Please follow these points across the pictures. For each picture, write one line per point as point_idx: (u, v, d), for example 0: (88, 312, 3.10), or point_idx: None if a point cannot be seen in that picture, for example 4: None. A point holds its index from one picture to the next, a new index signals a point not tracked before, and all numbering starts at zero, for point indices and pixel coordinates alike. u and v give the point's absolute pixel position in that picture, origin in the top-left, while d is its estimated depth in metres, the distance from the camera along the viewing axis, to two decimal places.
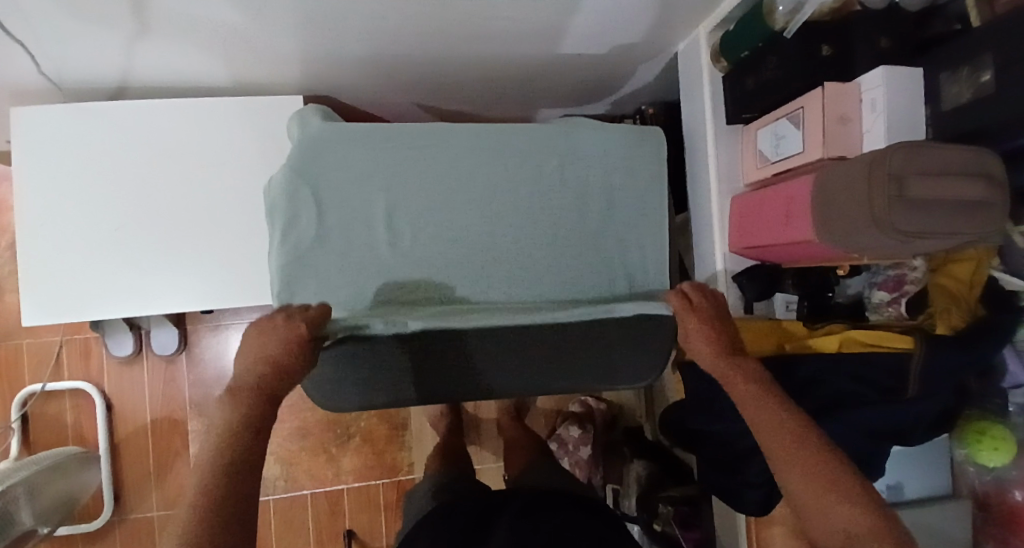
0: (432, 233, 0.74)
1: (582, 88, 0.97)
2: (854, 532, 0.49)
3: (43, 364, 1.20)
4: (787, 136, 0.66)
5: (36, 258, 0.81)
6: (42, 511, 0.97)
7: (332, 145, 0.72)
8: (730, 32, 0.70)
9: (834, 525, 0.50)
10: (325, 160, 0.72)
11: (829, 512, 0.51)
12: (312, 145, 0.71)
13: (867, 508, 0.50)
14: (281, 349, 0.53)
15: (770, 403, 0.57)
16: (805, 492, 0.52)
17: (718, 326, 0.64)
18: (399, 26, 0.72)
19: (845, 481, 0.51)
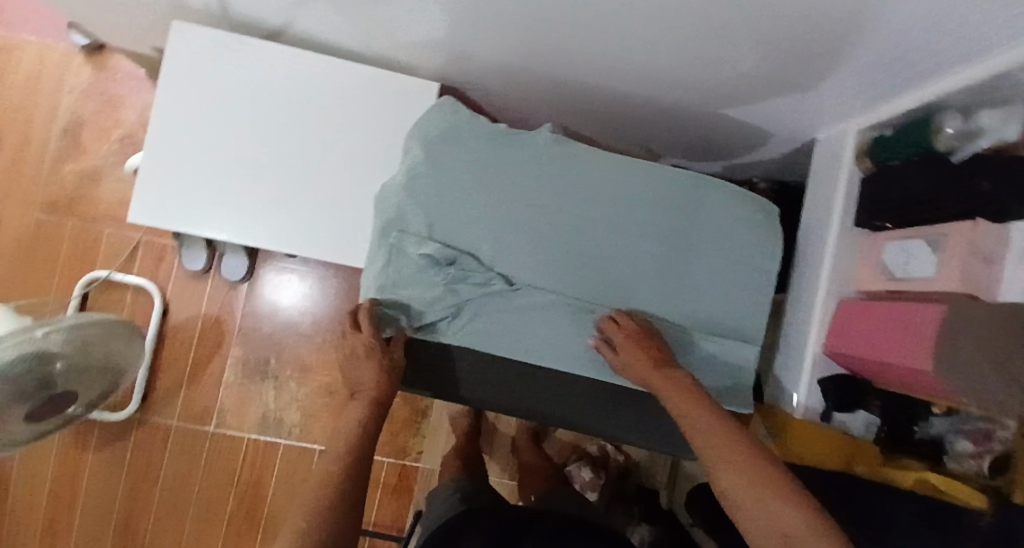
0: (540, 252, 0.73)
1: (703, 143, 0.96)
2: (789, 527, 0.48)
3: (116, 256, 1.26)
4: (917, 257, 0.63)
5: (159, 163, 0.84)
6: (80, 385, 1.01)
7: (453, 146, 0.74)
8: (886, 137, 0.69)
9: (769, 520, 0.49)
10: (443, 162, 0.73)
11: (767, 506, 0.49)
12: (434, 147, 0.74)
13: (788, 491, 0.49)
14: (376, 375, 0.67)
15: (701, 412, 0.59)
16: (744, 498, 0.51)
17: (646, 342, 0.67)
18: (555, 41, 0.73)
19: (780, 477, 0.51)
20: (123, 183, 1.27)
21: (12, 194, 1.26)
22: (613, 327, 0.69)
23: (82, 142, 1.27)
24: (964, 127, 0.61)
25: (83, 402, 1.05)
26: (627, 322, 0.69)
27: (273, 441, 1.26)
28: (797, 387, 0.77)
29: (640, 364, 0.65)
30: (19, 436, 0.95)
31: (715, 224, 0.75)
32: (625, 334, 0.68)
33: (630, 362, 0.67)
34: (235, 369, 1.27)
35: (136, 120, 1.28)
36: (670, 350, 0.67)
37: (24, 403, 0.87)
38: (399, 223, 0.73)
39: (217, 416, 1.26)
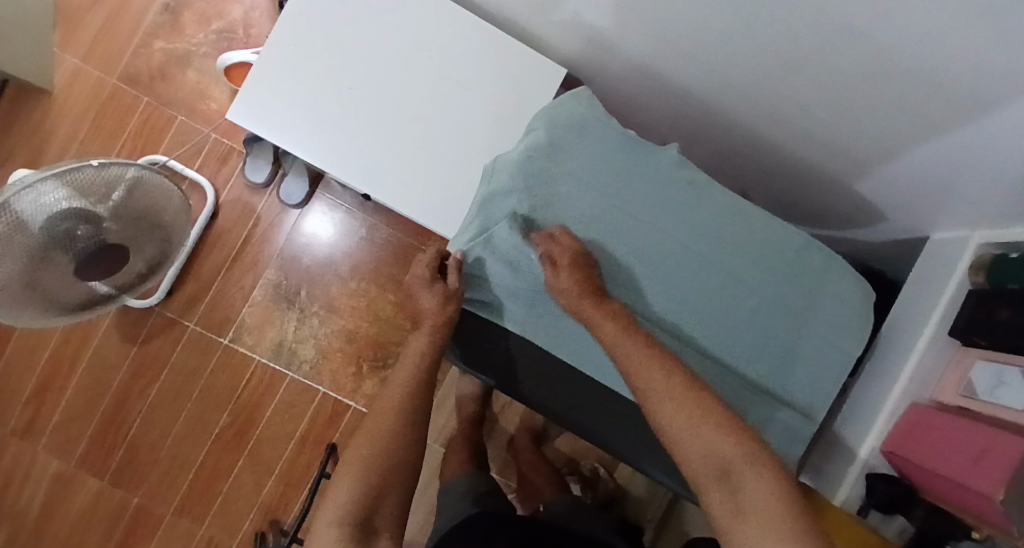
0: (645, 273, 0.71)
1: (809, 209, 0.96)
2: (729, 460, 0.54)
3: (183, 145, 1.24)
4: (1009, 385, 0.62)
5: (273, 71, 0.83)
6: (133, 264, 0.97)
7: (578, 142, 0.72)
8: (1009, 257, 0.66)
9: (708, 451, 0.55)
10: (564, 155, 0.71)
11: (700, 436, 0.56)
12: (558, 138, 0.72)
13: (736, 429, 0.56)
14: (431, 301, 0.68)
15: (630, 340, 0.62)
16: (700, 469, 0.55)
17: (587, 278, 0.66)
18: (712, 60, 0.73)
19: (705, 404, 0.58)
20: (208, 74, 1.26)
21: (97, 55, 1.24)
22: (550, 261, 0.67)
23: (181, 22, 1.26)
24: None
25: (138, 264, 0.97)
26: (563, 252, 0.67)
27: (281, 370, 1.25)
28: (844, 476, 0.76)
29: (580, 303, 0.65)
30: (58, 302, 0.89)
31: (813, 292, 0.73)
32: (558, 265, 0.66)
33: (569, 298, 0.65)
34: (265, 289, 1.25)
35: (240, 16, 1.26)
36: (578, 277, 0.65)
37: (60, 263, 0.83)
38: (500, 211, 0.71)
39: (234, 330, 1.24)
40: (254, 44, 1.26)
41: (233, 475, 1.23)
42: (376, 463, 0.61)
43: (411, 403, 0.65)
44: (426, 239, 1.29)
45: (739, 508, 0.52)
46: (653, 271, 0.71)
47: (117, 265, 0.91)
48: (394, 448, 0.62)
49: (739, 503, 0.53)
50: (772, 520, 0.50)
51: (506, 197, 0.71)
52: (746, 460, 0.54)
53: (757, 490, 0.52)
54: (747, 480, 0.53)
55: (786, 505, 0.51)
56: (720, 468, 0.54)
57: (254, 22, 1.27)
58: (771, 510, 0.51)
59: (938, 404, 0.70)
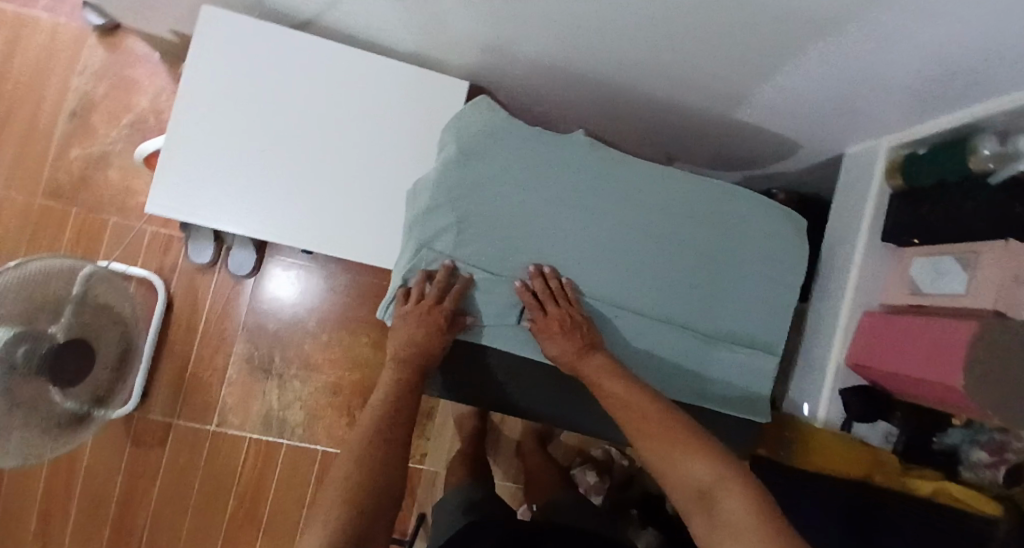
0: (580, 257, 0.72)
1: (728, 159, 0.98)
2: (703, 480, 0.57)
3: (122, 244, 1.23)
4: (948, 274, 0.65)
5: (179, 151, 0.83)
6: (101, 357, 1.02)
7: (490, 146, 0.71)
8: (919, 155, 0.70)
9: (685, 474, 0.59)
10: (479, 163, 0.71)
11: (676, 462, 0.60)
12: (468, 147, 0.71)
13: (707, 450, 0.59)
14: (415, 332, 0.68)
15: (613, 381, 0.66)
16: (684, 497, 0.58)
17: (569, 330, 0.68)
18: (598, 40, 0.74)
19: (682, 436, 0.61)
20: (132, 170, 1.25)
21: (15, 177, 1.22)
22: (541, 315, 0.69)
23: (91, 125, 1.25)
24: (1002, 148, 0.61)
25: (108, 355, 1.03)
26: (552, 310, 0.68)
27: (275, 440, 1.24)
28: (818, 396, 0.78)
29: (565, 356, 0.69)
30: (54, 412, 0.94)
31: (747, 233, 0.75)
32: (548, 319, 0.69)
33: (553, 350, 0.69)
34: (238, 365, 1.24)
35: (148, 105, 1.26)
36: (558, 332, 0.68)
37: (30, 380, 0.89)
38: (426, 233, 0.71)
39: (218, 414, 1.23)
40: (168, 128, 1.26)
41: None
42: (366, 488, 0.61)
43: (390, 428, 0.66)
44: (385, 275, 1.30)
45: (715, 524, 0.55)
46: (587, 253, 0.72)
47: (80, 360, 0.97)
48: (374, 476, 0.62)
49: (715, 520, 0.55)
50: (744, 531, 0.52)
51: (432, 217, 0.70)
52: (718, 477, 0.57)
53: (727, 504, 0.54)
54: (720, 496, 0.55)
55: (754, 515, 0.52)
56: (696, 490, 0.57)
57: (163, 106, 1.26)
58: (740, 521, 0.53)
59: (888, 308, 0.73)
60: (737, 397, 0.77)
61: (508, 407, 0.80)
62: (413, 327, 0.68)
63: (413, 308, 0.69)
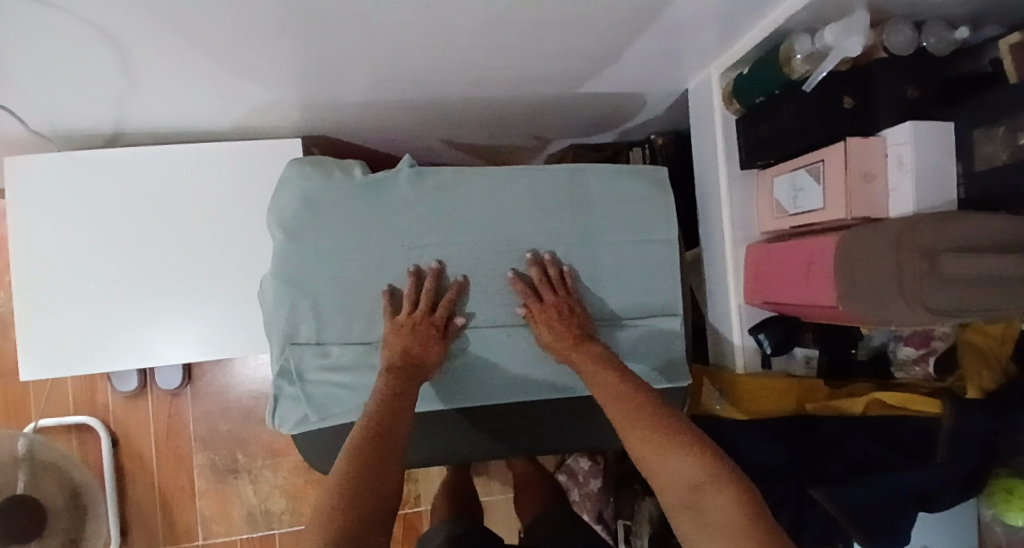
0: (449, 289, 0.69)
1: (592, 118, 0.94)
2: (693, 479, 0.55)
3: (48, 400, 1.20)
4: (805, 188, 0.63)
5: (38, 311, 0.81)
6: (53, 505, 1.00)
7: (314, 219, 0.68)
8: (744, 76, 0.66)
9: (674, 470, 0.56)
10: (309, 238, 0.68)
11: (669, 462, 0.57)
12: (294, 227, 0.68)
13: (698, 446, 0.57)
14: (410, 339, 0.65)
15: (602, 372, 0.65)
16: (671, 492, 0.56)
17: (568, 315, 0.68)
18: (396, 66, 0.70)
19: (677, 431, 0.59)
20: None
21: None
22: (536, 303, 0.68)
23: None
24: (812, 48, 0.58)
25: (59, 502, 1.01)
26: (549, 296, 0.68)
27: (267, 534, 1.23)
28: (732, 342, 0.76)
29: (559, 342, 0.67)
30: None
31: (607, 210, 0.72)
32: (543, 306, 0.68)
33: (546, 338, 0.67)
34: (205, 476, 1.22)
35: None
36: (556, 317, 0.67)
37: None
38: (284, 327, 0.68)
39: (202, 528, 1.22)
40: None
41: None
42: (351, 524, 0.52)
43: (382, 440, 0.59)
44: None
45: (703, 522, 0.54)
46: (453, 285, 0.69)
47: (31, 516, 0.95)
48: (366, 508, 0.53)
49: (703, 520, 0.54)
50: (733, 534, 0.51)
51: (282, 310, 0.67)
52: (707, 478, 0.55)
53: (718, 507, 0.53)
54: (710, 498, 0.54)
55: (746, 519, 0.52)
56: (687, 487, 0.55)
57: None
58: (732, 525, 0.52)
59: (769, 235, 0.71)
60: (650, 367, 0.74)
61: (439, 456, 0.77)
62: (415, 338, 0.65)
63: (407, 311, 0.66)
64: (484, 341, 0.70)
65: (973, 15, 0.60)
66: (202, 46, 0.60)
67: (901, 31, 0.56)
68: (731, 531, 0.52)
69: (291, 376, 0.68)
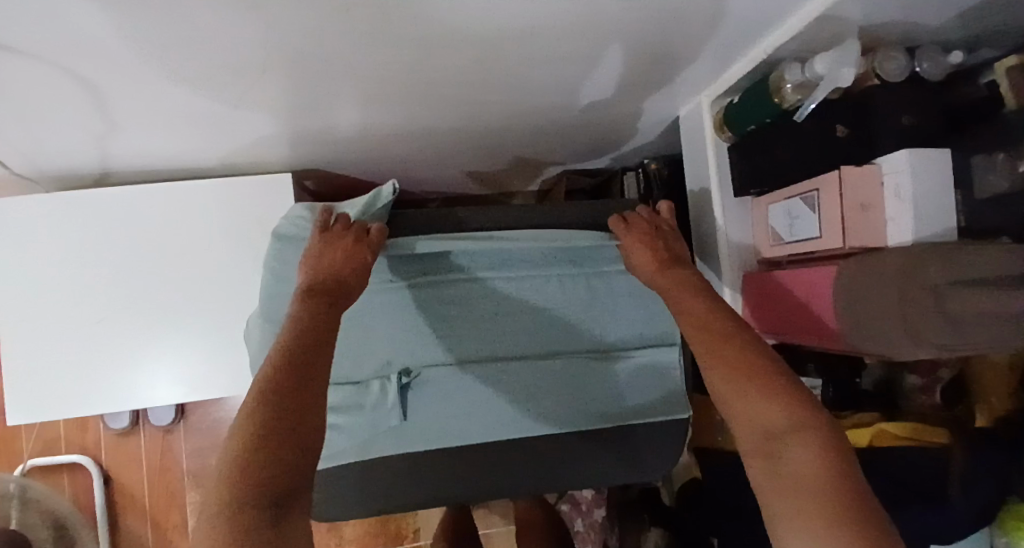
0: (447, 319, 0.67)
1: (584, 144, 0.93)
2: (774, 426, 0.48)
3: (39, 439, 1.18)
4: (801, 217, 0.61)
5: (24, 354, 0.79)
6: (37, 533, 0.97)
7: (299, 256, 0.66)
8: (735, 104, 0.66)
9: (757, 412, 0.49)
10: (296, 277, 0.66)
11: (751, 402, 0.50)
12: (279, 264, 0.66)
13: (787, 391, 0.49)
14: (340, 258, 0.57)
15: (688, 296, 0.58)
16: (749, 432, 0.49)
17: (654, 241, 0.65)
18: (384, 100, 0.70)
19: (764, 366, 0.51)
20: None
21: None
22: (623, 225, 0.68)
23: None
24: (802, 78, 0.57)
25: (42, 533, 0.98)
26: (638, 218, 0.68)
27: None
28: None
29: (646, 261, 0.64)
30: None
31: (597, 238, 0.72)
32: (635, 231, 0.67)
33: (637, 259, 0.64)
34: (198, 513, 1.19)
35: None
36: (644, 238, 0.65)
37: None
38: None
39: None
40: None
41: None
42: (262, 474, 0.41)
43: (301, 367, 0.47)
44: None
45: (780, 471, 0.46)
46: (450, 312, 0.67)
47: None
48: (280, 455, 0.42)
49: (782, 469, 0.46)
50: (813, 494, 0.43)
51: (269, 348, 0.66)
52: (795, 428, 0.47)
53: (797, 460, 0.45)
54: (792, 446, 0.46)
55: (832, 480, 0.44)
56: (763, 434, 0.48)
57: None
58: (814, 479, 0.44)
59: (768, 263, 0.69)
60: (653, 398, 0.73)
61: (429, 499, 0.73)
62: (337, 257, 0.57)
63: (337, 231, 0.60)
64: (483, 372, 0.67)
65: (967, 39, 0.59)
66: (185, 84, 0.59)
67: (895, 59, 0.56)
68: (809, 483, 0.44)
69: None
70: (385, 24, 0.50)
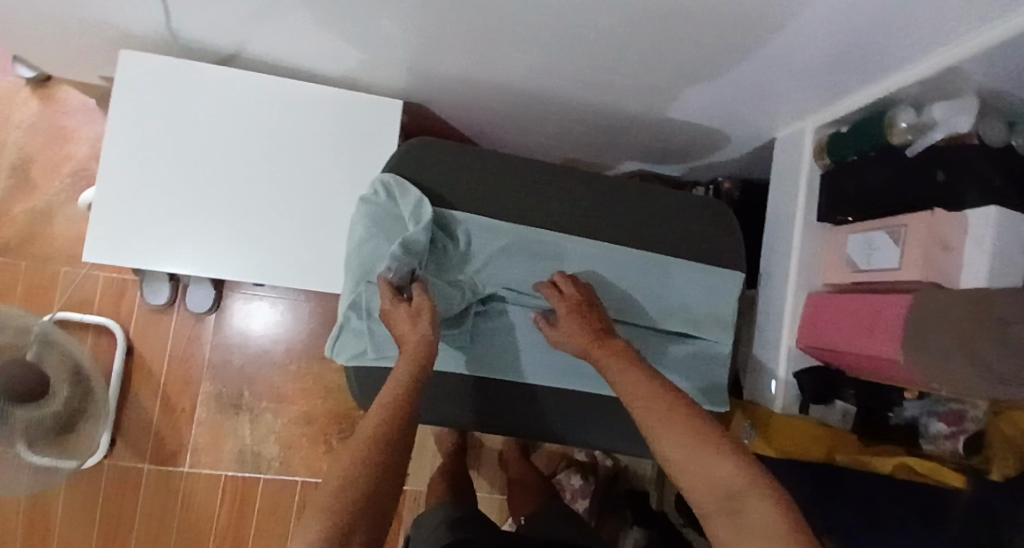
0: (529, 261, 0.73)
1: (669, 148, 0.98)
2: (734, 484, 0.48)
3: (73, 295, 1.21)
4: (881, 248, 0.65)
5: (114, 198, 0.81)
6: (52, 373, 0.98)
7: (418, 170, 0.73)
8: (841, 133, 0.71)
9: (711, 474, 0.49)
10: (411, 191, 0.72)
11: (702, 462, 0.50)
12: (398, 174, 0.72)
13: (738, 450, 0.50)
14: (404, 329, 0.60)
15: (625, 363, 0.60)
16: (705, 497, 0.48)
17: (586, 310, 0.66)
18: (515, 53, 0.74)
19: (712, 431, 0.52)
20: (77, 219, 1.22)
21: None
22: (558, 296, 0.67)
23: (31, 178, 1.21)
24: (918, 120, 0.63)
25: (60, 373, 1.00)
26: (570, 289, 0.67)
27: (252, 476, 1.23)
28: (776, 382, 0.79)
29: (580, 335, 0.64)
30: (44, 424, 0.96)
31: (680, 227, 0.76)
32: (568, 301, 0.67)
33: (570, 329, 0.65)
34: (208, 404, 1.23)
35: (88, 152, 1.23)
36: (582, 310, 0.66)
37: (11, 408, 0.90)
38: (363, 263, 0.69)
39: (191, 455, 1.22)
40: None
41: None
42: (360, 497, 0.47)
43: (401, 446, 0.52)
44: None
45: (742, 530, 0.45)
46: (537, 254, 0.73)
47: (34, 387, 0.93)
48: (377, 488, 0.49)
49: (746, 528, 0.46)
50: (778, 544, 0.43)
51: (368, 245, 0.70)
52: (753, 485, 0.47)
53: (760, 513, 0.45)
54: (753, 502, 0.46)
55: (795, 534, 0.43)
56: (721, 494, 0.48)
57: None
58: (780, 534, 0.44)
59: (832, 287, 0.74)
60: (695, 386, 0.75)
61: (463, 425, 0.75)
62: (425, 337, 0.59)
63: (390, 311, 0.63)
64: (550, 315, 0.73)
65: None
66: None
67: (994, 127, 0.61)
68: (771, 535, 0.44)
69: (361, 311, 0.69)
70: None
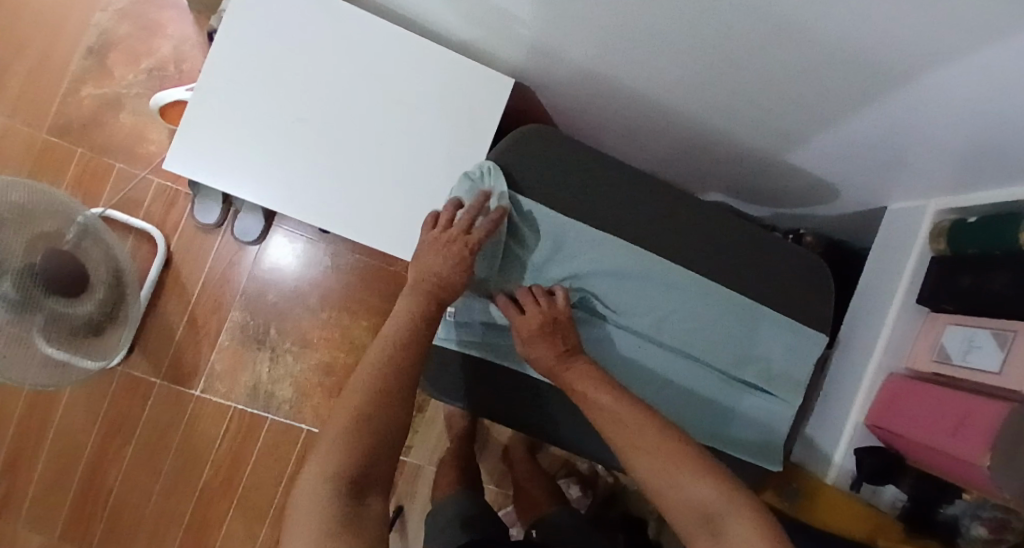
0: (618, 280, 0.70)
1: (764, 188, 0.97)
2: (710, 506, 0.51)
3: (124, 193, 1.18)
4: (982, 349, 0.63)
5: (209, 113, 0.79)
6: (94, 269, 0.95)
7: (531, 162, 0.71)
8: (966, 224, 0.69)
9: (689, 495, 0.52)
10: (517, 181, 0.70)
11: (677, 483, 0.53)
12: (512, 160, 0.71)
13: (707, 469, 0.53)
14: (442, 265, 0.63)
15: (597, 385, 0.61)
16: (686, 517, 0.52)
17: (551, 331, 0.63)
18: (653, 59, 0.72)
19: (682, 449, 0.55)
20: (144, 117, 1.19)
21: (21, 108, 1.15)
22: (519, 314, 0.64)
23: (108, 65, 1.18)
24: None
25: (102, 273, 0.96)
26: (531, 310, 0.64)
27: (260, 414, 1.22)
28: (832, 452, 0.77)
29: (549, 360, 0.63)
30: (71, 320, 0.92)
31: (774, 277, 0.75)
32: (527, 320, 0.64)
33: (537, 353, 0.64)
34: (233, 332, 1.21)
35: (170, 52, 1.20)
36: (541, 334, 0.63)
37: (45, 293, 0.85)
38: None
39: (205, 379, 1.20)
40: (188, 79, 1.20)
41: (223, 524, 1.20)
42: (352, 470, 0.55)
43: (380, 419, 0.58)
44: (394, 261, 1.28)
45: None
46: (630, 274, 0.70)
47: (72, 278, 0.89)
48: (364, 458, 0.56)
49: None
50: None
51: None
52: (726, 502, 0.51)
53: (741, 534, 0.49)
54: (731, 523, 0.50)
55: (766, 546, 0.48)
56: (702, 514, 0.51)
57: (186, 56, 1.20)
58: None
59: (914, 372, 0.73)
60: (755, 442, 0.75)
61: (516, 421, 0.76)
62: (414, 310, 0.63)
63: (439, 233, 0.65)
64: (630, 336, 0.72)
65: None
66: None
67: None
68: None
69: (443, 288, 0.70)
70: (751, 7, 0.52)
